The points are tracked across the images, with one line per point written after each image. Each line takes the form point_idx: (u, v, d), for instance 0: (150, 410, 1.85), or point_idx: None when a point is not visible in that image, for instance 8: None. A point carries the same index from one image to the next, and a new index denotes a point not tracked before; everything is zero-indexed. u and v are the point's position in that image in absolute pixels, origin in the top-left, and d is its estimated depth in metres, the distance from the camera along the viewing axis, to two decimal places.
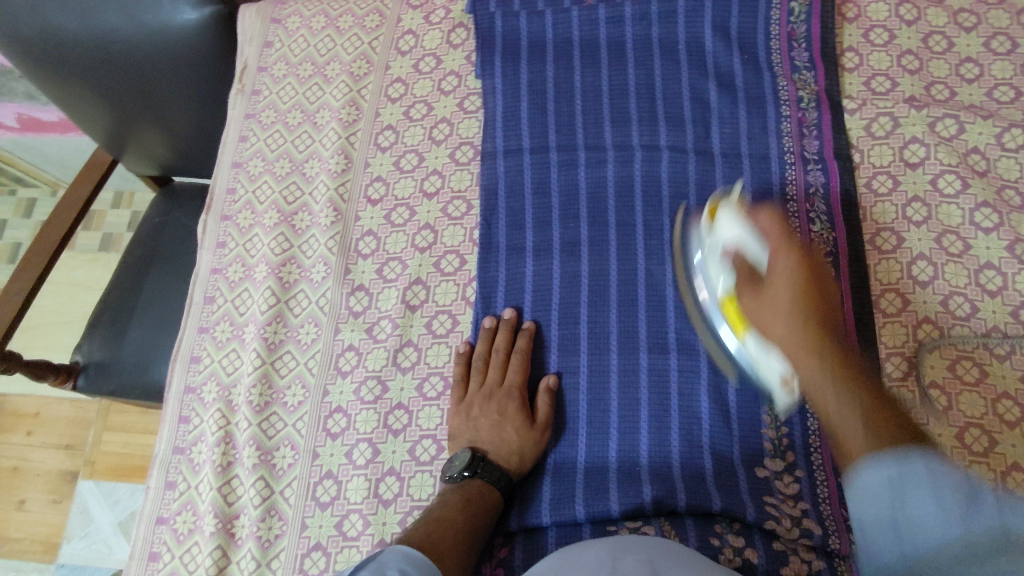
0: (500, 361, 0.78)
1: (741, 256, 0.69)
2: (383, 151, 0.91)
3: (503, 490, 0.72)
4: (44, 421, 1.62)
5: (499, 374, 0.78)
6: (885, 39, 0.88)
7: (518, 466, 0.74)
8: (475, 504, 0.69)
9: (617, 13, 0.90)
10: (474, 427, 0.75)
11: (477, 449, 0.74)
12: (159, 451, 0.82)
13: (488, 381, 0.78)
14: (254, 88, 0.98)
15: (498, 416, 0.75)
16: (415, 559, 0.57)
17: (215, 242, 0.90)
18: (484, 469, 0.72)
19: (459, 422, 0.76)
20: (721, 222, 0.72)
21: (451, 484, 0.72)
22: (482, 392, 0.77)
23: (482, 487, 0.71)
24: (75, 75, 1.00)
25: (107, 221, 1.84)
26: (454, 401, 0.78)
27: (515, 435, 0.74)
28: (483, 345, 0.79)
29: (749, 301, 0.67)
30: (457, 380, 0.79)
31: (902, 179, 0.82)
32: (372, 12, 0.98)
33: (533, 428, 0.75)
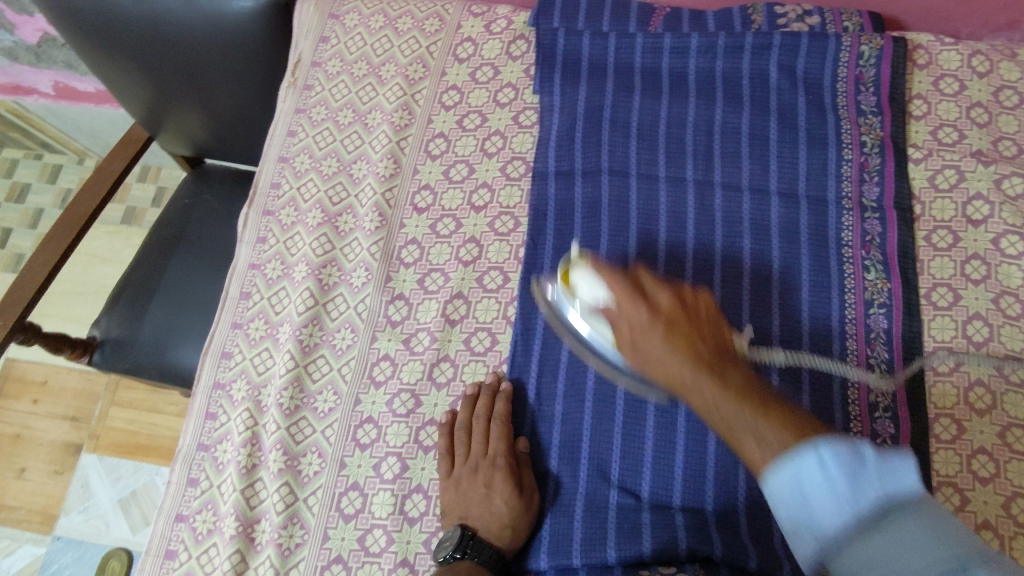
0: (481, 429, 0.74)
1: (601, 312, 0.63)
2: (433, 158, 0.89)
3: (496, 567, 0.69)
4: (51, 391, 1.60)
5: (482, 444, 0.74)
6: (955, 89, 0.86)
7: (510, 540, 0.70)
8: None
9: (682, 43, 0.87)
10: (465, 501, 0.72)
11: (467, 526, 0.71)
12: (183, 447, 0.81)
13: (473, 452, 0.74)
14: (306, 82, 0.96)
15: (486, 489, 0.71)
16: None
17: (255, 236, 0.89)
18: (473, 548, 0.69)
19: (449, 496, 0.73)
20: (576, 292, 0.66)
21: (442, 566, 0.69)
22: (467, 464, 0.74)
23: (472, 567, 0.68)
24: (124, 53, 0.99)
25: (131, 195, 1.83)
26: (441, 474, 0.74)
27: (505, 508, 0.70)
28: (465, 414, 0.76)
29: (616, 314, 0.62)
30: (443, 451, 0.75)
31: (962, 236, 0.80)
32: (432, 15, 0.96)
33: (522, 497, 0.71)
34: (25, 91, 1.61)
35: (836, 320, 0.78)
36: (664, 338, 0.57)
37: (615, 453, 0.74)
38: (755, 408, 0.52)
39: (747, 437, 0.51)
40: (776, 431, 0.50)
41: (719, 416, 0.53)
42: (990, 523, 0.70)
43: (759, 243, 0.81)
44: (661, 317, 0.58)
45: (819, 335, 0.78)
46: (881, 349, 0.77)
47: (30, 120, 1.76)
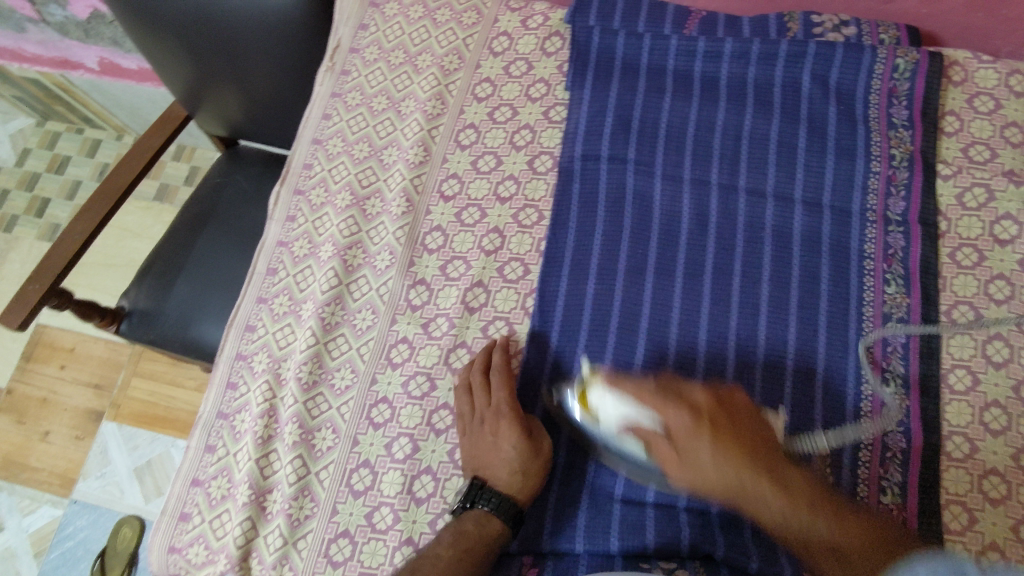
0: (479, 382, 0.76)
1: (634, 425, 0.69)
2: (462, 149, 0.91)
3: (510, 516, 0.71)
4: (78, 357, 1.65)
5: (484, 395, 0.75)
6: (990, 108, 0.85)
7: (519, 487, 0.72)
8: (469, 547, 0.69)
9: (716, 48, 0.88)
10: (474, 451, 0.74)
11: (479, 476, 0.73)
12: (203, 413, 0.83)
13: (475, 405, 0.76)
14: (344, 68, 0.99)
15: (492, 439, 0.73)
16: None
17: (285, 215, 0.91)
18: (482, 497, 0.71)
19: (462, 448, 0.76)
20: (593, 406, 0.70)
21: (454, 514, 0.73)
22: (474, 415, 0.76)
23: (481, 516, 0.71)
24: (169, 33, 1.02)
25: (166, 172, 1.88)
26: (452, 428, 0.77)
27: (509, 456, 0.72)
28: (464, 372, 0.78)
29: (666, 449, 0.69)
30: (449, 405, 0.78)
31: (988, 255, 0.80)
32: (470, 8, 0.98)
33: (523, 444, 0.72)
34: (71, 65, 1.66)
35: (853, 332, 0.78)
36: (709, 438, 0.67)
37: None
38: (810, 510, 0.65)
39: (775, 514, 0.65)
40: (826, 526, 0.64)
41: (741, 489, 0.66)
42: (998, 544, 0.69)
43: (781, 250, 0.82)
44: (714, 405, 0.69)
45: (836, 345, 0.78)
46: (896, 363, 0.76)
47: (75, 95, 1.81)
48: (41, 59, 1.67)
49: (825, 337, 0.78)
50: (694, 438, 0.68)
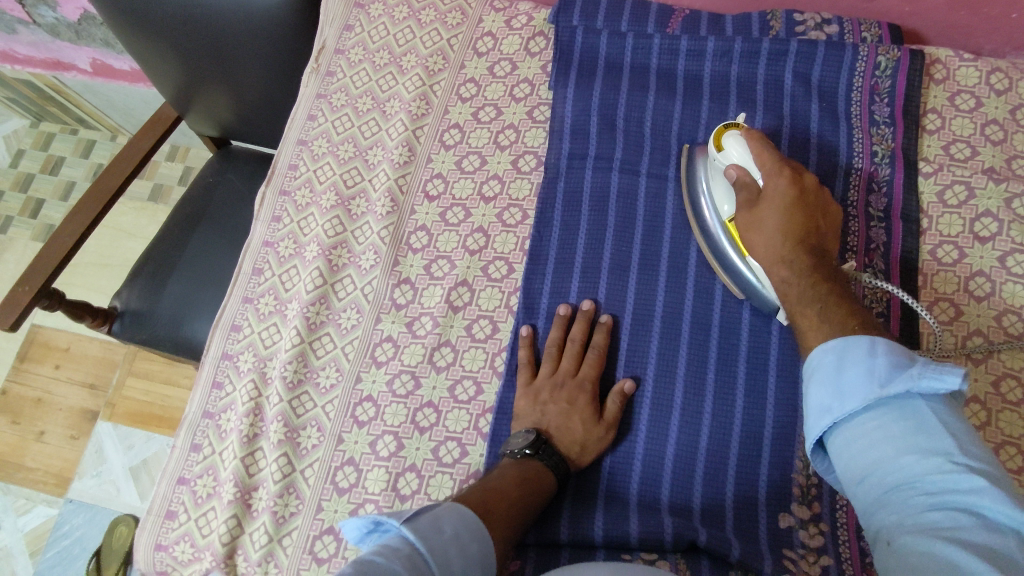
0: (575, 352, 0.78)
1: (739, 171, 0.73)
2: (447, 148, 0.91)
3: (561, 478, 0.73)
4: (73, 357, 1.65)
5: (573, 365, 0.78)
6: (971, 106, 0.86)
7: (577, 457, 0.74)
8: (530, 484, 0.69)
9: (699, 46, 0.88)
10: (541, 410, 0.76)
11: (540, 432, 0.74)
12: (189, 413, 0.84)
13: (560, 370, 0.78)
14: (329, 69, 0.99)
15: (567, 405, 0.75)
16: (470, 522, 0.60)
17: (271, 215, 0.92)
18: (545, 451, 0.72)
19: (526, 404, 0.76)
20: (725, 143, 0.75)
21: (510, 459, 0.72)
22: (553, 379, 0.77)
23: (540, 469, 0.71)
24: (158, 33, 1.02)
25: (160, 173, 1.88)
26: (521, 383, 0.78)
27: (581, 427, 0.74)
28: (557, 333, 0.80)
29: (744, 217, 0.72)
30: (525, 363, 0.79)
31: (968, 252, 0.80)
32: (455, 9, 0.98)
33: (599, 422, 0.75)
34: (64, 66, 1.67)
35: None
36: (790, 180, 0.70)
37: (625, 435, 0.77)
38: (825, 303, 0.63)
39: (836, 341, 0.59)
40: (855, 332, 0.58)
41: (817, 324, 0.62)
42: None
43: None
44: (798, 198, 0.69)
45: None
46: None
47: (68, 96, 1.82)
48: (34, 60, 1.67)
49: None
50: (782, 205, 0.69)
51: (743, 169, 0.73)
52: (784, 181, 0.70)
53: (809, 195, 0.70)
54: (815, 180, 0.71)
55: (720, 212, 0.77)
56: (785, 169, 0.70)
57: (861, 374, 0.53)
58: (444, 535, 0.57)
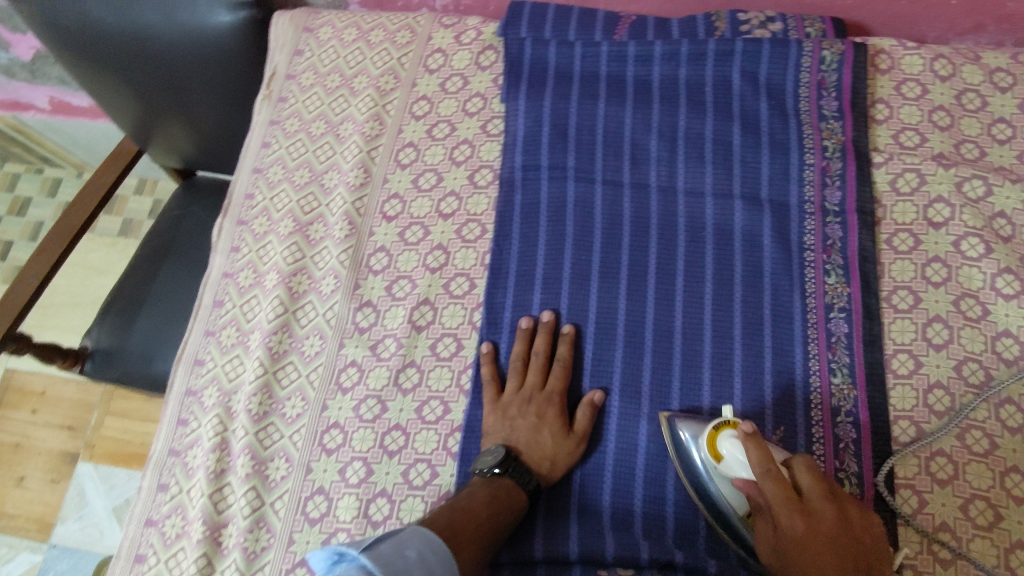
0: (540, 365, 0.78)
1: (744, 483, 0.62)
2: (402, 168, 0.91)
3: (531, 496, 0.72)
4: (49, 400, 1.63)
5: (538, 378, 0.78)
6: (918, 93, 0.86)
7: (548, 472, 0.73)
8: (500, 503, 0.69)
9: (646, 51, 0.88)
10: (510, 426, 0.75)
11: (510, 449, 0.74)
12: (155, 452, 0.82)
13: (526, 384, 0.78)
14: (281, 95, 0.99)
15: (536, 419, 0.75)
16: (434, 544, 0.59)
17: (229, 246, 0.91)
18: (515, 469, 0.71)
19: (494, 421, 0.76)
20: (722, 451, 0.66)
21: (480, 478, 0.72)
22: (520, 394, 0.77)
23: (511, 487, 0.70)
24: (110, 68, 1.04)
25: (128, 207, 1.86)
26: (489, 401, 0.77)
27: (551, 441, 0.74)
28: (521, 347, 0.80)
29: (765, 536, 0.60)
30: (489, 380, 0.78)
31: (924, 239, 0.80)
32: (403, 28, 0.98)
33: (568, 436, 0.74)
34: (23, 107, 1.65)
35: (798, 325, 0.78)
36: (783, 487, 0.59)
37: (595, 446, 0.76)
38: None
39: None
40: None
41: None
42: (948, 526, 0.70)
43: (722, 247, 0.82)
44: (799, 505, 0.59)
45: (781, 337, 0.78)
46: (842, 353, 0.76)
47: (29, 136, 1.80)
48: None
49: (770, 330, 0.78)
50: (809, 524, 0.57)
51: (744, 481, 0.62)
52: (777, 489, 0.59)
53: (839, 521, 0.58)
54: (808, 471, 0.61)
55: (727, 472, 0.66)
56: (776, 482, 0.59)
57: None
58: (407, 558, 0.56)
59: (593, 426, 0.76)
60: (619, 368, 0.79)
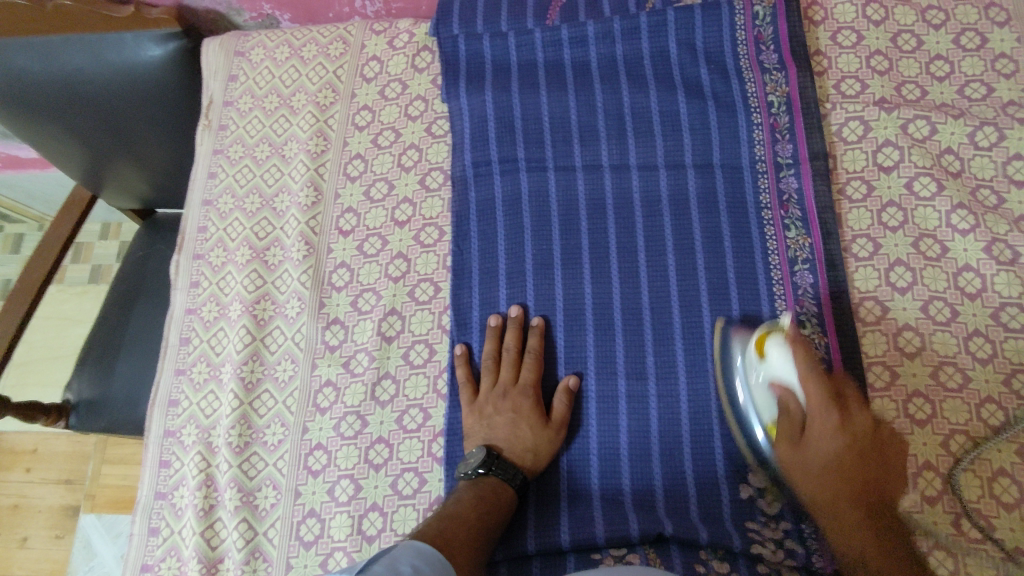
0: (512, 359, 0.78)
1: (783, 390, 0.66)
2: (353, 180, 0.90)
3: (519, 489, 0.72)
4: (42, 458, 1.61)
5: (512, 372, 0.78)
6: (854, 41, 0.87)
7: (533, 464, 0.74)
8: (488, 502, 0.69)
9: (580, 33, 0.88)
10: (489, 425, 0.75)
11: (492, 448, 0.74)
12: (142, 498, 0.82)
13: (500, 380, 0.78)
14: (221, 122, 0.97)
15: (513, 413, 0.75)
16: (426, 555, 0.58)
17: (189, 281, 0.90)
18: (499, 466, 0.72)
19: (473, 422, 0.76)
20: (768, 353, 0.67)
21: (465, 481, 0.72)
22: (495, 390, 0.77)
23: (497, 484, 0.71)
24: (47, 119, 1.03)
25: (95, 253, 1.84)
26: (466, 402, 0.77)
27: (530, 433, 0.74)
28: (492, 345, 0.79)
29: (785, 449, 0.66)
30: (464, 381, 0.78)
31: (876, 185, 0.81)
32: (335, 39, 0.97)
33: (547, 426, 0.74)
34: None
35: (763, 283, 0.78)
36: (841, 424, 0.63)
37: (576, 429, 0.77)
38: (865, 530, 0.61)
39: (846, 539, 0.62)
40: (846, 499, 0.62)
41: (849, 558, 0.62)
42: (930, 464, 0.70)
43: (680, 219, 0.82)
44: (852, 451, 0.63)
45: (748, 299, 0.78)
46: (809, 305, 0.76)
47: None
48: None
49: (736, 293, 0.78)
50: (835, 447, 0.63)
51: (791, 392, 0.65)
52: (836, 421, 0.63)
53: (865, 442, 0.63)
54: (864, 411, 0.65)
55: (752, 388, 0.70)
56: (831, 412, 0.63)
57: None
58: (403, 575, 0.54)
59: (570, 413, 0.77)
60: (592, 349, 0.79)
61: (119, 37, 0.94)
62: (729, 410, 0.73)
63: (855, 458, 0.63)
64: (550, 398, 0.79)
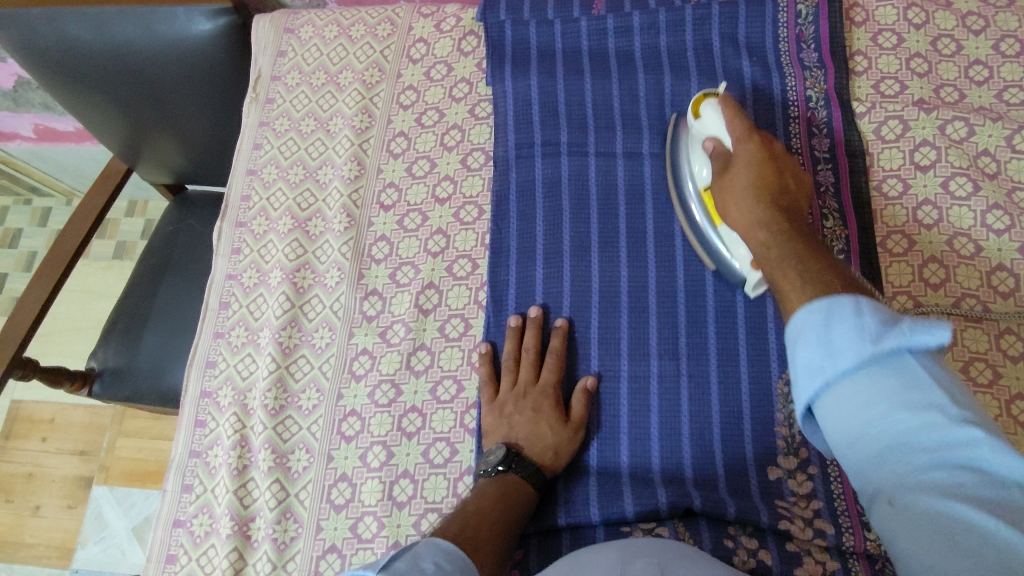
0: (530, 360, 0.79)
1: (717, 141, 0.74)
2: (396, 157, 0.92)
3: (538, 487, 0.72)
4: (59, 427, 1.63)
5: (531, 373, 0.78)
6: (894, 43, 0.88)
7: (553, 462, 0.74)
8: (508, 497, 0.69)
9: (625, 23, 0.90)
10: (508, 423, 0.76)
11: (512, 446, 0.74)
12: (176, 454, 0.83)
13: (520, 380, 0.78)
14: (268, 96, 0.99)
15: (533, 413, 0.75)
16: (449, 552, 0.57)
17: (230, 247, 0.92)
18: (519, 463, 0.72)
19: (493, 421, 0.76)
20: (704, 113, 0.76)
21: (485, 478, 0.72)
22: (514, 390, 0.78)
23: (517, 481, 0.71)
24: (93, 87, 1.05)
25: (121, 230, 1.86)
26: (485, 400, 0.78)
27: (550, 432, 0.74)
28: (512, 345, 0.80)
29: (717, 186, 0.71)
30: (486, 380, 0.79)
31: (912, 183, 0.82)
32: (384, 20, 0.99)
33: (566, 425, 0.75)
34: (7, 136, 1.65)
35: None
36: (760, 145, 0.69)
37: (595, 428, 0.77)
38: (801, 261, 0.55)
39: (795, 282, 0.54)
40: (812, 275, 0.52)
41: (779, 270, 0.57)
42: None
43: None
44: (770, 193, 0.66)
45: None
46: None
47: (17, 166, 1.80)
48: None
49: None
50: (754, 162, 0.68)
51: (746, 182, 0.67)
52: (753, 145, 0.69)
53: (780, 159, 0.69)
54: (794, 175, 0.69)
55: (697, 179, 0.78)
56: (754, 136, 0.70)
57: (848, 341, 0.43)
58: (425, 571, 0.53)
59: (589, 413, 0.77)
60: (626, 328, 0.80)
61: (171, 11, 0.96)
62: (695, 237, 0.80)
63: (773, 170, 0.67)
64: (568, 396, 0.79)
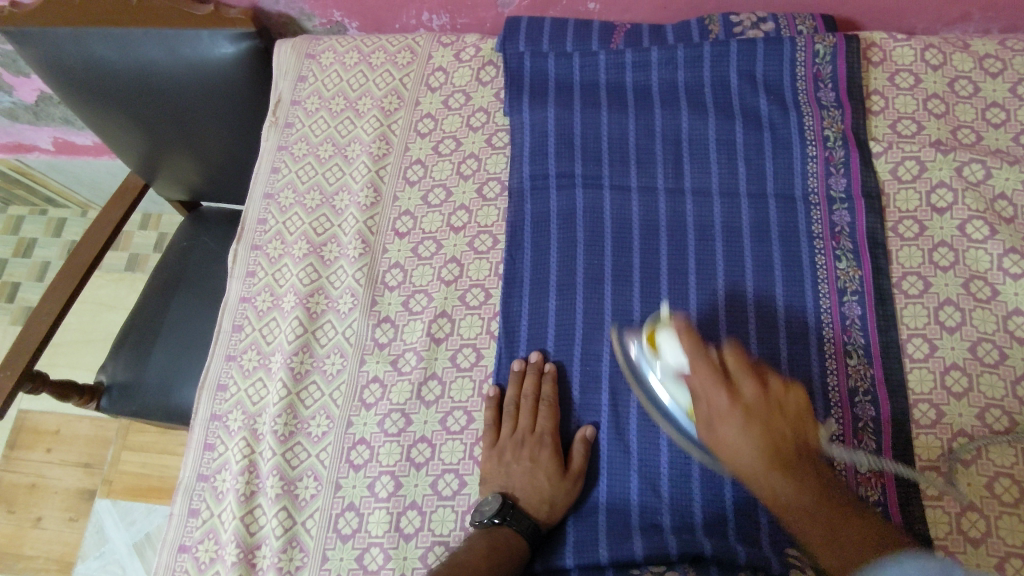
0: (529, 408, 0.78)
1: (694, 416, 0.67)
2: (412, 184, 0.93)
3: (532, 538, 0.73)
4: (64, 439, 1.63)
5: (530, 421, 0.78)
6: (912, 83, 0.88)
7: (548, 514, 0.73)
8: (499, 552, 0.69)
9: (643, 58, 0.90)
10: (505, 472, 0.75)
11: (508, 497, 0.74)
12: (183, 478, 0.83)
13: (519, 428, 0.78)
14: (287, 120, 1.00)
15: (530, 463, 0.76)
16: None
17: (245, 270, 0.92)
18: (512, 516, 0.72)
19: (491, 467, 0.76)
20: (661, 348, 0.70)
21: (480, 528, 0.73)
22: (513, 437, 0.77)
23: (510, 535, 0.71)
24: (115, 106, 1.06)
25: (134, 243, 1.88)
26: (486, 445, 0.78)
27: (547, 483, 0.74)
28: (513, 390, 0.79)
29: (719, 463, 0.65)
30: (488, 424, 0.79)
31: (928, 225, 0.82)
32: (403, 48, 1.00)
33: (564, 477, 0.74)
34: (26, 148, 1.67)
35: (812, 314, 0.79)
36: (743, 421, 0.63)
37: (597, 473, 0.77)
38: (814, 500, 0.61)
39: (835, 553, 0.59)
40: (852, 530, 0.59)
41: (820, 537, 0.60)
42: (975, 505, 0.70)
43: (731, 245, 0.83)
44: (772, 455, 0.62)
45: (796, 330, 0.78)
46: (856, 334, 0.77)
47: (34, 177, 1.82)
48: None
49: (784, 322, 0.79)
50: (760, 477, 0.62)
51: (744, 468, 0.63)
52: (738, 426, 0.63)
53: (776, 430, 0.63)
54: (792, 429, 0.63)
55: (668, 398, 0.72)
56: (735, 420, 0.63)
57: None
58: None
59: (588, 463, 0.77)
60: None
61: (196, 34, 0.97)
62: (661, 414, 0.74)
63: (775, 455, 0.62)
64: (569, 443, 0.79)
